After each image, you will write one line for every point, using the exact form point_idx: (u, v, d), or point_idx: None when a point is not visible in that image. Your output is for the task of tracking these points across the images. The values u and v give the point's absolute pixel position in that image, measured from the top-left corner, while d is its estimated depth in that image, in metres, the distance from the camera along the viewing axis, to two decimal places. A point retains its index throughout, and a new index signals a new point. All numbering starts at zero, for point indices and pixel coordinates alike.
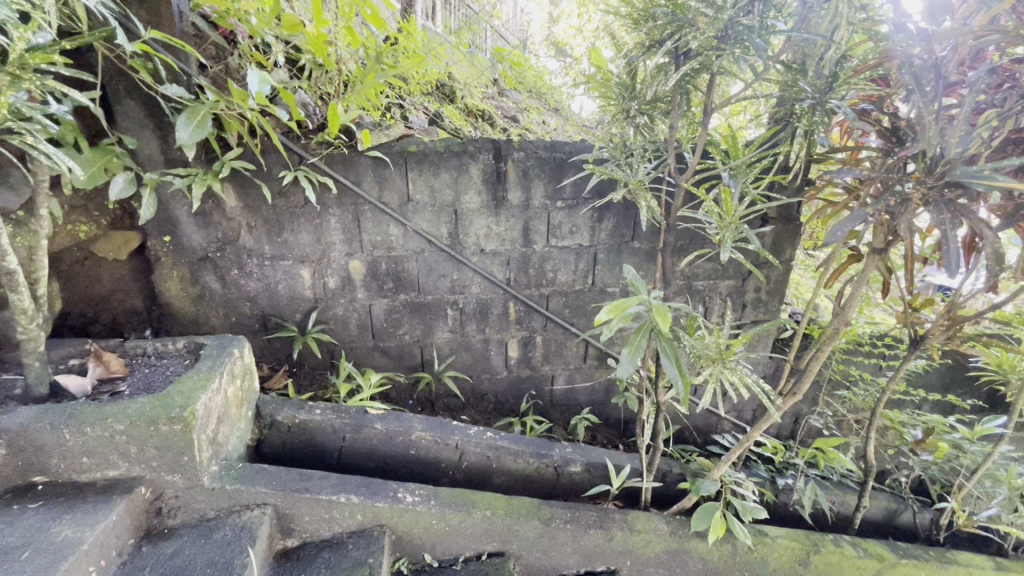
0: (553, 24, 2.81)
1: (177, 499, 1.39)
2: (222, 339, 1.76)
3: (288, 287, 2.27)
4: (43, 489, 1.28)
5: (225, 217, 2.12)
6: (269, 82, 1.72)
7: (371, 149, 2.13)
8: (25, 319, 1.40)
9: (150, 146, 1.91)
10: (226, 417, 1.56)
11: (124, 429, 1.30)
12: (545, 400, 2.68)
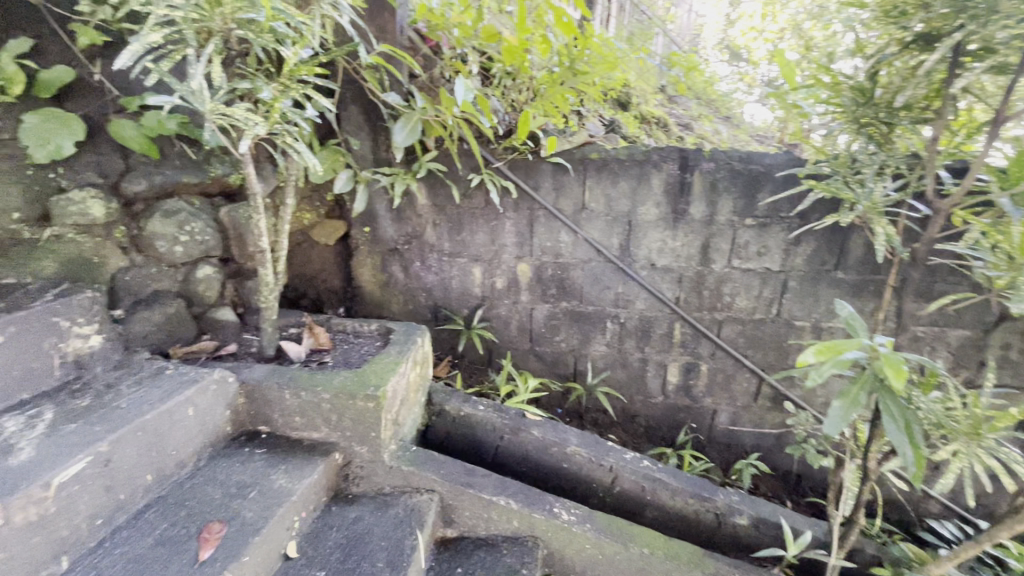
0: (729, 25, 2.59)
1: (361, 468, 1.52)
2: (407, 326, 1.91)
3: (460, 283, 2.37)
4: (265, 438, 1.49)
5: (416, 213, 2.30)
6: (473, 89, 1.81)
7: (553, 156, 2.13)
8: (267, 290, 1.66)
9: (366, 146, 2.15)
10: (406, 401, 1.67)
11: (329, 398, 1.47)
12: (704, 435, 2.40)
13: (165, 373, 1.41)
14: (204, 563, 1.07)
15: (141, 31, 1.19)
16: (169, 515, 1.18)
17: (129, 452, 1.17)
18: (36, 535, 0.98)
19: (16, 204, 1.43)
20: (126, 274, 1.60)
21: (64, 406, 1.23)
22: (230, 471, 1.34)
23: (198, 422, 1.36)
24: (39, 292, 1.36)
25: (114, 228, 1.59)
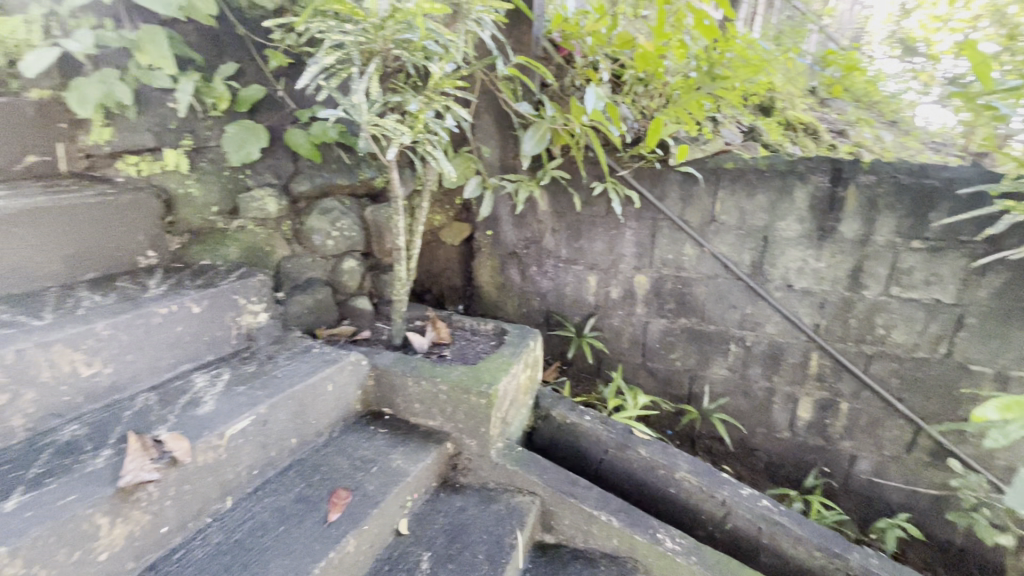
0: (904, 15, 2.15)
1: (470, 460, 1.59)
2: (521, 329, 1.96)
3: (575, 290, 2.36)
4: (388, 419, 1.63)
5: (537, 219, 2.34)
6: (603, 98, 1.80)
7: (683, 165, 2.03)
8: (400, 284, 1.81)
9: (495, 153, 2.24)
10: (515, 402, 1.72)
11: (446, 390, 1.56)
12: (839, 483, 2.11)
13: (312, 350, 1.60)
14: (331, 524, 1.20)
15: (318, 55, 1.37)
16: (306, 476, 1.34)
17: (281, 417, 1.35)
18: (211, 475, 1.17)
19: (216, 199, 1.72)
20: (289, 262, 1.86)
21: (237, 369, 1.45)
22: (357, 445, 1.49)
23: (334, 397, 1.53)
24: (225, 273, 1.62)
25: (283, 222, 1.85)
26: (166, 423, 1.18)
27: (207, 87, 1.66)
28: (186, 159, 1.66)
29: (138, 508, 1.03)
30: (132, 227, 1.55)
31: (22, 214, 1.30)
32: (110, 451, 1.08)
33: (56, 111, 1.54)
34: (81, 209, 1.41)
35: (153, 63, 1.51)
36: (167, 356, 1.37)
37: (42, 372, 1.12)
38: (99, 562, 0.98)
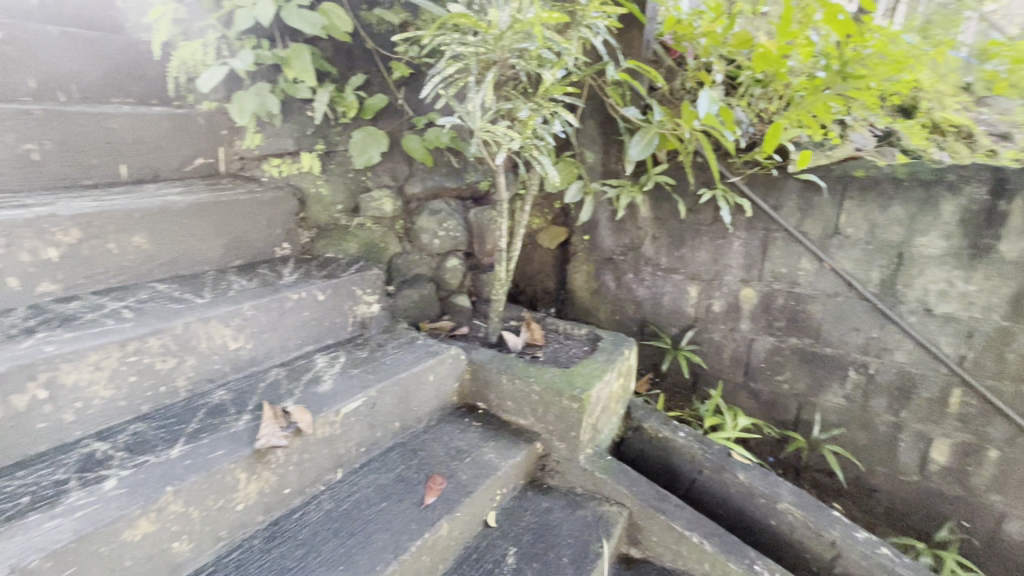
0: None
1: (558, 463, 1.60)
2: (615, 336, 1.93)
3: (673, 301, 2.27)
4: (481, 413, 1.69)
5: (636, 226, 2.29)
6: (717, 101, 1.72)
7: (804, 172, 1.88)
8: (499, 285, 1.87)
9: (598, 158, 2.23)
10: (606, 410, 1.70)
11: (539, 391, 1.59)
12: (980, 542, 1.84)
13: (416, 342, 1.71)
14: (427, 507, 1.27)
15: (440, 65, 1.46)
16: (406, 459, 1.44)
17: (387, 401, 1.45)
18: (327, 447, 1.30)
19: (340, 198, 1.90)
20: (399, 259, 2.00)
21: (351, 354, 1.59)
22: (452, 435, 1.56)
23: (434, 387, 1.62)
24: (346, 265, 1.78)
25: (396, 221, 1.99)
26: (293, 396, 1.33)
27: (339, 96, 1.83)
28: (318, 161, 1.85)
29: (269, 468, 1.17)
30: (272, 222, 1.76)
31: (192, 209, 1.53)
32: (249, 415, 1.24)
33: (221, 120, 1.83)
34: (237, 204, 1.64)
35: (297, 76, 1.69)
36: (295, 337, 1.54)
37: (201, 343, 1.31)
38: (236, 511, 1.13)
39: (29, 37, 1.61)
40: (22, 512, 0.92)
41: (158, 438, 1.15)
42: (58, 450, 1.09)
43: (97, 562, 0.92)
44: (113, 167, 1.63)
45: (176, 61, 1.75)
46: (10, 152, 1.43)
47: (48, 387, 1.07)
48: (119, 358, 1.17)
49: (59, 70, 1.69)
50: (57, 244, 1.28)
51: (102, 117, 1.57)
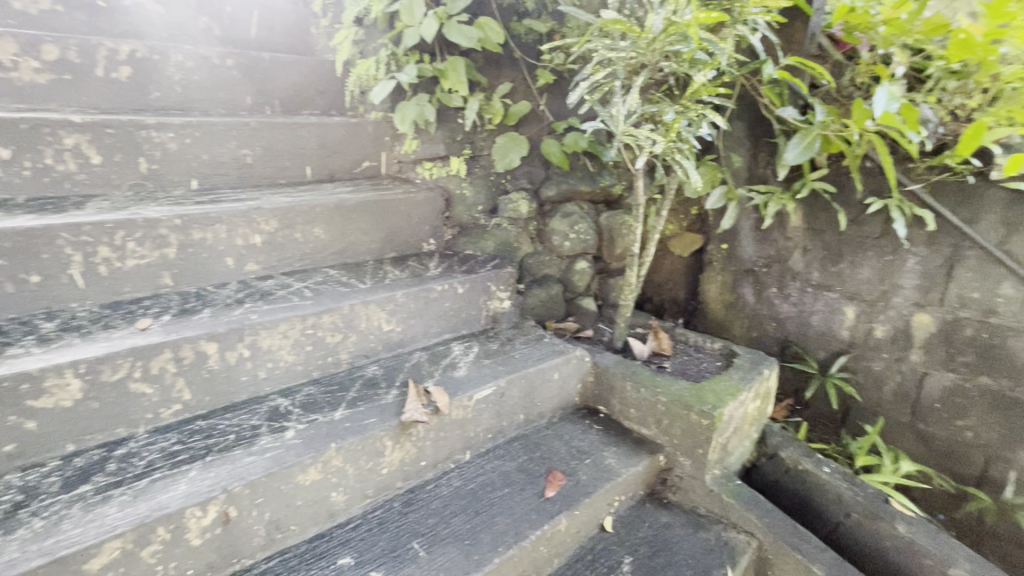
0: None
1: (681, 480, 1.54)
2: (754, 355, 1.80)
3: (825, 321, 2.03)
4: (602, 418, 1.68)
5: (785, 236, 2.08)
6: (898, 98, 1.52)
7: (1013, 179, 1.58)
8: (628, 291, 1.85)
9: (745, 162, 2.08)
10: (738, 431, 1.60)
11: (666, 402, 1.54)
12: None
13: (543, 339, 1.76)
14: (547, 500, 1.31)
15: (588, 72, 1.48)
16: (529, 451, 1.49)
17: (515, 393, 1.52)
18: (458, 430, 1.41)
19: (481, 199, 2.04)
20: (530, 258, 2.07)
21: (483, 345, 1.69)
22: (573, 435, 1.58)
23: (559, 385, 1.65)
24: (483, 262, 1.89)
25: (530, 222, 2.06)
26: (433, 378, 1.46)
27: (487, 105, 1.96)
28: (464, 165, 2.01)
29: (410, 441, 1.30)
30: (421, 220, 1.93)
31: (359, 205, 1.74)
32: (396, 390, 1.40)
33: (385, 127, 2.06)
34: (396, 203, 1.84)
35: (452, 86, 1.86)
36: (436, 325, 1.69)
37: (361, 323, 1.50)
38: (381, 475, 1.27)
39: (250, 63, 1.99)
40: (230, 447, 1.15)
41: (326, 401, 1.34)
42: (254, 400, 1.34)
43: (279, 496, 1.11)
44: (302, 168, 1.93)
45: (354, 78, 1.99)
46: (233, 156, 1.77)
47: (250, 347, 1.31)
48: (301, 328, 1.38)
49: (268, 88, 2.05)
50: (261, 231, 1.57)
51: (297, 127, 1.87)
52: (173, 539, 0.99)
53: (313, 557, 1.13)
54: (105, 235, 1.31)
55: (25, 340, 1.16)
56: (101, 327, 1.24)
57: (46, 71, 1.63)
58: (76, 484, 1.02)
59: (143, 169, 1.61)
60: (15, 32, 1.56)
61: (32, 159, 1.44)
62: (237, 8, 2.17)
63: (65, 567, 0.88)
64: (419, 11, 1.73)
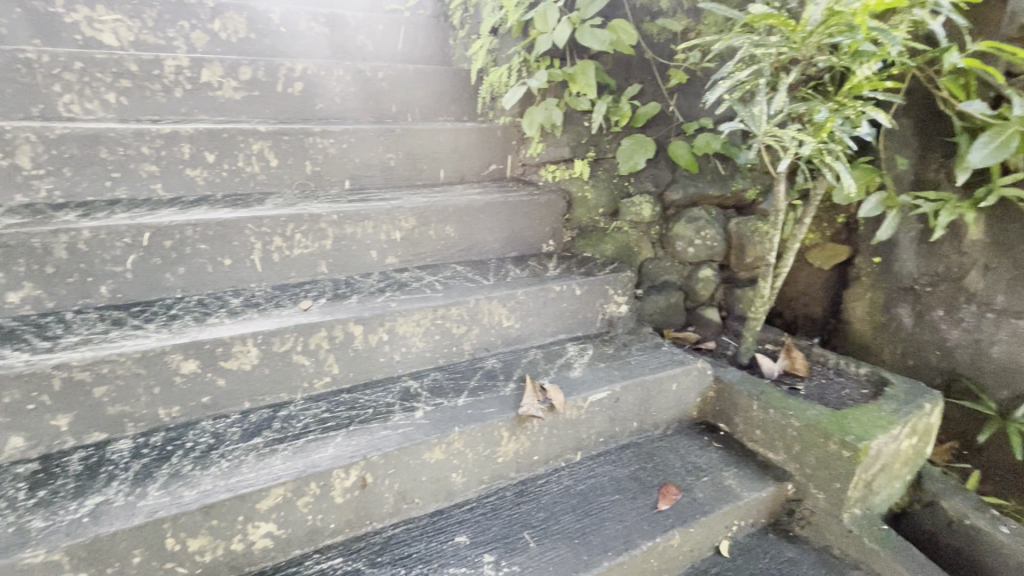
0: None
1: (812, 514, 1.40)
2: (910, 386, 1.58)
3: (1010, 354, 1.70)
4: (722, 436, 1.58)
5: (958, 249, 1.78)
6: None
7: None
8: (760, 303, 1.72)
9: (911, 165, 1.82)
10: (887, 470, 1.41)
11: (798, 427, 1.41)
12: None
13: (662, 348, 1.70)
14: (660, 512, 1.27)
15: (729, 69, 1.41)
16: (641, 460, 1.46)
17: (629, 399, 1.50)
18: (571, 429, 1.42)
19: (603, 202, 2.01)
20: (650, 263, 2.01)
21: (599, 348, 1.68)
22: (689, 450, 1.51)
23: (676, 396, 1.59)
24: (602, 265, 1.88)
25: (652, 227, 2.01)
26: (548, 375, 1.50)
27: (614, 107, 1.92)
28: (587, 168, 1.99)
29: (525, 434, 1.35)
30: (543, 221, 1.97)
31: (486, 206, 1.84)
32: (514, 384, 1.45)
33: (513, 132, 2.14)
34: (520, 204, 1.90)
35: (580, 89, 1.85)
36: (553, 325, 1.71)
37: (483, 317, 1.58)
38: (497, 463, 1.33)
39: (397, 75, 2.19)
40: (369, 419, 1.29)
41: (449, 387, 1.44)
42: (388, 379, 1.48)
43: (408, 470, 1.22)
44: (436, 171, 2.08)
45: (486, 86, 2.07)
46: (379, 160, 1.97)
47: (388, 332, 1.45)
48: (431, 318, 1.50)
49: (410, 98, 2.23)
50: (400, 228, 1.72)
51: (434, 132, 2.02)
52: (321, 494, 1.13)
53: (433, 530, 1.22)
54: (279, 227, 1.54)
55: (219, 311, 1.40)
56: (273, 305, 1.46)
57: (241, 89, 1.96)
58: (250, 436, 1.22)
59: (309, 171, 1.86)
60: (222, 58, 1.90)
61: (229, 162, 1.74)
62: (387, 26, 2.40)
63: (242, 503, 1.06)
64: (553, 17, 1.75)
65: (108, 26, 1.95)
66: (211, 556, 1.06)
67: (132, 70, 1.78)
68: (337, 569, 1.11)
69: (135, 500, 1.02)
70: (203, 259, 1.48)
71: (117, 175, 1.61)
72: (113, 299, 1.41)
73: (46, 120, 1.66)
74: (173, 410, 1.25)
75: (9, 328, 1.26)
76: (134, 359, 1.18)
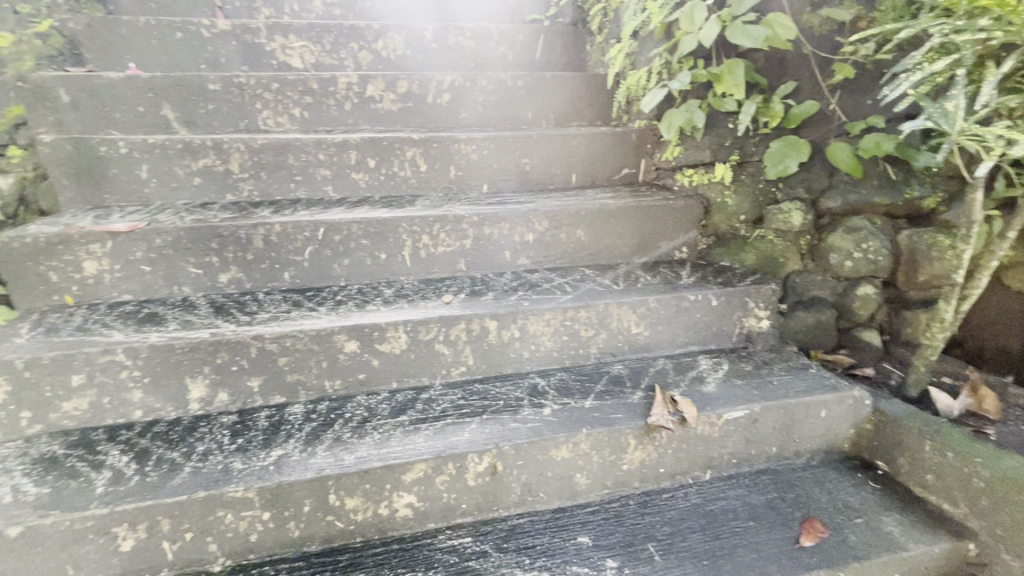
0: None
1: None
2: None
3: None
4: (881, 476, 1.39)
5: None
6: None
7: None
8: (937, 327, 1.48)
9: None
10: None
11: (987, 478, 1.20)
12: None
13: (809, 370, 1.54)
14: (803, 549, 1.16)
15: (917, 60, 1.25)
16: (780, 489, 1.34)
17: (769, 422, 1.39)
18: (702, 446, 1.36)
19: (745, 209, 1.88)
20: (797, 276, 1.84)
21: (735, 364, 1.58)
22: (839, 486, 1.35)
23: (824, 425, 1.44)
24: (741, 275, 1.76)
25: (802, 237, 1.83)
26: (679, 388, 1.44)
27: (764, 107, 1.80)
28: (730, 172, 1.87)
29: (653, 444, 1.32)
30: (678, 227, 1.90)
31: (619, 211, 1.82)
32: (642, 393, 1.42)
33: (648, 135, 2.10)
34: (653, 210, 1.85)
35: (726, 90, 1.74)
36: (684, 335, 1.65)
37: (612, 322, 1.57)
38: (621, 470, 1.33)
39: (535, 82, 2.25)
40: (500, 411, 1.35)
41: (576, 388, 1.46)
42: (518, 375, 1.54)
43: (537, 464, 1.26)
44: (568, 175, 2.11)
45: (623, 90, 2.08)
46: (515, 164, 2.05)
47: (520, 330, 1.51)
48: (561, 319, 1.53)
49: (546, 104, 2.29)
50: (534, 230, 1.78)
51: (569, 137, 2.05)
52: (457, 475, 1.22)
53: (556, 527, 1.25)
54: (428, 227, 1.69)
55: (375, 300, 1.57)
56: (419, 297, 1.60)
57: (398, 101, 2.17)
58: (398, 413, 1.35)
59: (452, 175, 2.01)
60: (384, 74, 2.12)
61: (387, 167, 1.94)
62: (527, 35, 2.48)
63: (390, 473, 1.18)
64: (701, 15, 1.63)
65: (297, 51, 2.28)
66: (362, 515, 1.20)
67: (314, 88, 2.06)
68: (467, 548, 1.19)
69: (307, 457, 1.19)
70: (364, 253, 1.67)
71: (299, 179, 1.89)
72: (294, 284, 1.66)
73: (249, 132, 2.00)
74: (336, 383, 1.43)
75: (220, 302, 1.54)
76: (310, 336, 1.37)
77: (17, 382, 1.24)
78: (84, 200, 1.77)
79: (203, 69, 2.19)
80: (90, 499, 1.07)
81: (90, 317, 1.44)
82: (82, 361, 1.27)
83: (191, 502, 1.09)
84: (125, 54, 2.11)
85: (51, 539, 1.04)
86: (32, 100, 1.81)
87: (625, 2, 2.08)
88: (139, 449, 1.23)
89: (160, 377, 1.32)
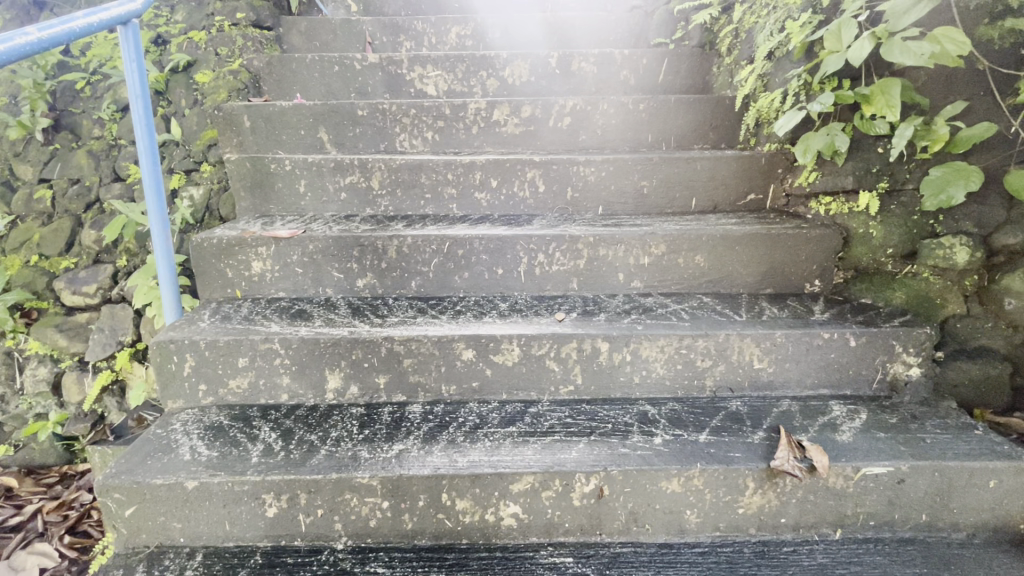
0: None
1: None
2: None
3: None
4: None
5: None
6: None
7: None
8: None
9: None
10: None
11: None
12: None
13: (974, 431, 1.33)
14: None
15: None
16: (931, 563, 1.17)
17: (919, 484, 1.23)
18: (833, 500, 1.24)
19: (895, 241, 1.68)
20: (959, 320, 1.61)
21: (877, 414, 1.40)
22: (1012, 573, 1.14)
23: (993, 497, 1.23)
24: (888, 316, 1.57)
25: (967, 277, 1.60)
26: (808, 433, 1.32)
27: (926, 131, 1.53)
28: (878, 200, 1.69)
29: (775, 490, 1.23)
30: (811, 259, 1.75)
31: (745, 238, 1.73)
32: (764, 434, 1.32)
33: (780, 160, 1.96)
34: (783, 239, 1.73)
35: (877, 112, 1.52)
36: (815, 376, 1.51)
37: (732, 354, 1.49)
38: (736, 513, 1.26)
39: (658, 105, 2.23)
40: (608, 434, 1.34)
41: (690, 421, 1.40)
42: (627, 400, 1.52)
43: (644, 493, 1.23)
44: (688, 200, 2.05)
45: (753, 113, 2.00)
46: (633, 187, 2.05)
47: (632, 353, 1.49)
48: (676, 347, 1.48)
49: (668, 127, 2.26)
50: (651, 253, 1.76)
51: (692, 160, 1.99)
52: (563, 492, 1.23)
53: (662, 562, 1.20)
54: (544, 246, 1.74)
55: (491, 312, 1.65)
56: (533, 313, 1.65)
57: (521, 125, 2.28)
58: (507, 424, 1.40)
59: (569, 196, 2.06)
60: (511, 100, 2.24)
61: (508, 188, 2.04)
62: (651, 59, 2.47)
63: (500, 481, 1.22)
64: (850, 33, 1.48)
65: (432, 80, 2.50)
66: (471, 518, 1.25)
67: (445, 113, 2.24)
68: (568, 567, 1.19)
69: (425, 454, 1.27)
70: (483, 267, 1.77)
71: (428, 197, 2.05)
72: (419, 292, 1.79)
73: (388, 152, 2.22)
74: (452, 388, 1.52)
75: (356, 304, 1.72)
76: (433, 342, 1.47)
77: (199, 360, 1.48)
78: (255, 210, 2.07)
79: (353, 97, 2.48)
80: (247, 467, 1.24)
81: (254, 309, 1.68)
82: (248, 347, 1.47)
83: (326, 482, 1.21)
84: (294, 85, 2.44)
85: (216, 496, 1.22)
86: (223, 126, 2.15)
87: (763, 20, 1.98)
88: (284, 428, 1.40)
89: (306, 366, 1.49)
